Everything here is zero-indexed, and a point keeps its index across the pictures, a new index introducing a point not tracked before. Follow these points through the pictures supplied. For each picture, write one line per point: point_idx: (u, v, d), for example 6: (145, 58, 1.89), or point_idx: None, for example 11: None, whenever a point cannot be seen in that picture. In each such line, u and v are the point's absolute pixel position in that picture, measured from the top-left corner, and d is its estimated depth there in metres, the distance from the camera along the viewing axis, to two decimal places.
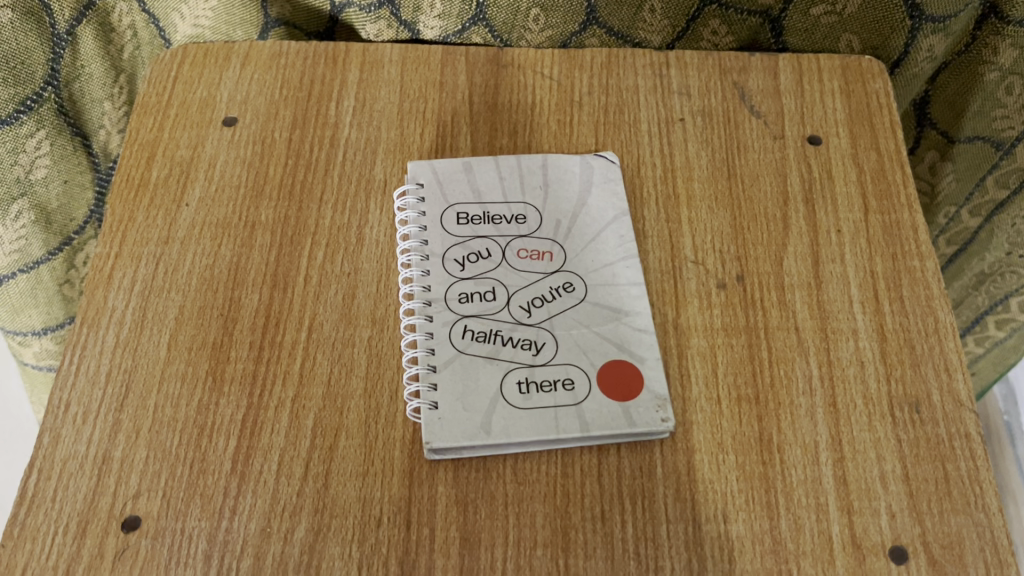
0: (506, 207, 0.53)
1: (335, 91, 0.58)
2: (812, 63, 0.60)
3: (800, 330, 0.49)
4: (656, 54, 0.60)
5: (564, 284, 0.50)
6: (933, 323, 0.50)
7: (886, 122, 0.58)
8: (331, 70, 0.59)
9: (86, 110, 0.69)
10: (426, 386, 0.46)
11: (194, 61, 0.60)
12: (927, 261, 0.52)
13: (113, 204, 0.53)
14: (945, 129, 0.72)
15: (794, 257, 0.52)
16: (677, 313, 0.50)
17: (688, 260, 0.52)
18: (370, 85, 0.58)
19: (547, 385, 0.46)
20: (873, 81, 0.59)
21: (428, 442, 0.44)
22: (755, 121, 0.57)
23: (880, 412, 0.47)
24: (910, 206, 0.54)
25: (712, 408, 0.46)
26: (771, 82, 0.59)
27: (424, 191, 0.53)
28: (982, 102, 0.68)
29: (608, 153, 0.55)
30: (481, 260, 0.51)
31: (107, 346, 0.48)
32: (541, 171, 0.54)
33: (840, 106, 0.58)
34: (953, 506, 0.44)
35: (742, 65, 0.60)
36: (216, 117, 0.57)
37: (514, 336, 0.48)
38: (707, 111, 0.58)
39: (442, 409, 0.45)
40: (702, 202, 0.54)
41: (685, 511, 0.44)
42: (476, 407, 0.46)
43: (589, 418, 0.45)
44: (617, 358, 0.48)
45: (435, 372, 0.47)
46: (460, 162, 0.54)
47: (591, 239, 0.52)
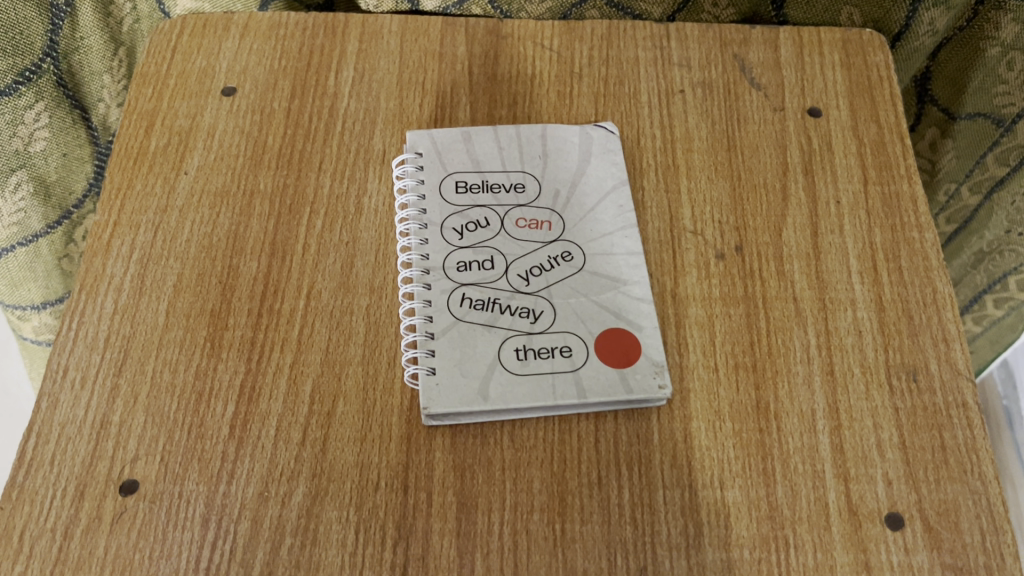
0: (505, 176, 0.53)
1: (334, 62, 0.58)
2: (813, 36, 0.60)
3: (799, 299, 0.49)
4: (656, 26, 0.60)
5: (563, 253, 0.50)
6: (932, 293, 0.50)
7: (887, 94, 0.57)
8: (331, 41, 0.59)
9: (86, 83, 0.68)
10: (424, 353, 0.46)
11: (194, 31, 0.59)
12: (927, 233, 0.52)
13: (112, 172, 0.53)
14: (946, 106, 0.72)
15: (793, 228, 0.52)
16: (675, 283, 0.50)
17: (687, 230, 0.51)
18: (369, 56, 0.58)
19: (545, 353, 0.46)
20: (874, 55, 0.59)
21: (426, 408, 0.44)
22: (756, 93, 0.57)
23: (878, 381, 0.47)
24: (909, 178, 0.54)
25: (710, 376, 0.47)
26: (771, 55, 0.59)
27: (423, 160, 0.53)
28: (984, 78, 0.68)
29: (607, 123, 0.55)
30: (480, 228, 0.51)
31: (106, 312, 0.48)
32: (541, 141, 0.54)
33: (840, 79, 0.58)
34: (950, 474, 0.44)
35: (742, 37, 0.59)
36: (215, 87, 0.57)
37: (512, 304, 0.48)
38: (707, 83, 0.57)
39: (440, 375, 0.45)
40: (702, 173, 0.54)
41: (682, 478, 0.44)
42: (474, 374, 0.46)
43: (586, 385, 0.46)
44: (615, 326, 0.48)
45: (433, 339, 0.47)
46: (459, 132, 0.54)
47: (590, 209, 0.52)
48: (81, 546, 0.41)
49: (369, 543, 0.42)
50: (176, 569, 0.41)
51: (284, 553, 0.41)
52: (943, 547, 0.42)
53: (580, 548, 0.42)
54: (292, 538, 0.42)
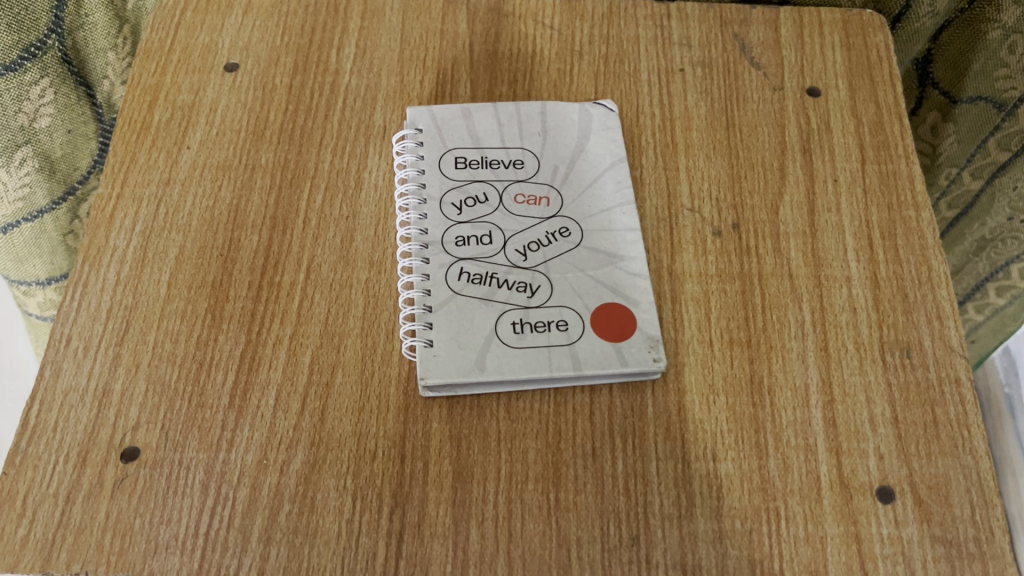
0: (504, 152, 0.53)
1: (336, 39, 0.58)
2: (813, 16, 0.60)
3: (794, 276, 0.49)
4: (657, 6, 0.60)
5: (561, 229, 0.51)
6: (927, 272, 0.50)
7: (886, 75, 0.58)
8: (333, 18, 0.59)
9: (91, 59, 0.69)
10: (421, 325, 0.47)
11: (197, 8, 0.60)
12: (923, 212, 0.52)
13: (115, 146, 0.53)
14: (947, 89, 0.72)
15: (790, 206, 0.52)
16: (672, 259, 0.50)
17: (684, 207, 0.52)
18: (371, 33, 0.59)
19: (541, 326, 0.47)
20: (874, 35, 0.59)
21: (423, 379, 0.45)
22: (756, 73, 0.57)
23: (872, 357, 0.47)
24: (907, 157, 0.54)
25: (705, 351, 0.47)
26: (771, 35, 0.59)
27: (423, 136, 0.54)
28: (985, 62, 0.68)
29: (606, 101, 0.55)
30: (479, 204, 0.51)
31: (108, 282, 0.49)
32: (540, 118, 0.55)
33: (840, 59, 0.58)
34: (941, 449, 0.45)
35: (743, 17, 0.60)
36: (218, 63, 0.57)
37: (509, 278, 0.48)
38: (707, 62, 0.58)
39: (437, 348, 0.46)
40: (700, 151, 0.54)
41: (675, 450, 0.44)
42: (471, 346, 0.46)
43: (582, 358, 0.46)
44: (611, 301, 0.48)
45: (431, 312, 0.47)
46: (459, 108, 0.55)
47: (588, 186, 0.52)
48: (82, 511, 0.42)
49: (365, 510, 0.42)
50: (175, 534, 0.41)
51: (282, 519, 0.42)
52: (933, 520, 0.43)
53: (573, 517, 0.42)
54: (290, 505, 0.42)
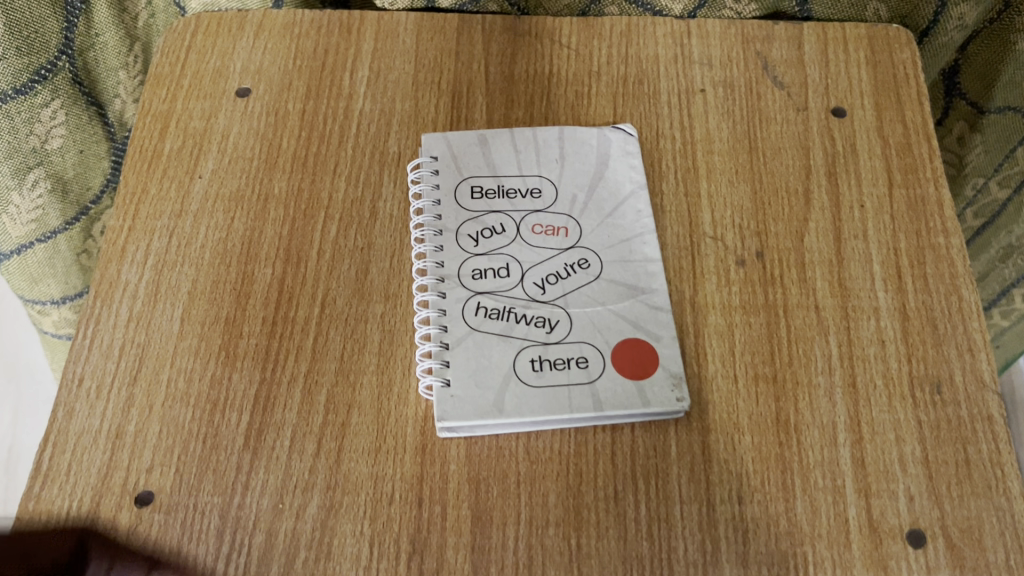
0: (521, 181, 0.52)
1: (349, 62, 0.57)
2: (838, 32, 0.58)
3: (820, 307, 0.48)
4: (677, 23, 0.58)
5: (579, 260, 0.50)
6: (958, 302, 0.48)
7: (913, 93, 0.56)
8: (346, 40, 0.58)
9: (102, 79, 0.69)
10: (438, 363, 0.46)
11: (208, 30, 0.59)
12: (953, 238, 0.50)
13: (127, 176, 0.53)
14: (974, 99, 0.71)
15: (815, 233, 0.51)
16: (694, 290, 0.49)
17: (706, 235, 0.51)
18: (384, 55, 0.57)
19: (561, 363, 0.46)
20: (901, 52, 0.57)
21: (440, 420, 0.44)
22: (779, 93, 0.56)
23: (901, 393, 0.46)
24: (936, 180, 0.52)
25: (729, 388, 0.46)
26: (795, 52, 0.57)
27: (439, 164, 0.53)
28: (1015, 72, 0.66)
29: (626, 125, 0.54)
30: (495, 235, 0.50)
31: (121, 319, 0.48)
32: (558, 144, 0.54)
33: (866, 77, 0.56)
34: (974, 490, 0.43)
35: (766, 33, 0.58)
36: (229, 88, 0.56)
37: (528, 313, 0.48)
38: (729, 81, 0.56)
39: (454, 386, 0.45)
40: (722, 176, 0.53)
41: (700, 492, 0.43)
42: (489, 384, 0.45)
43: (602, 396, 0.45)
44: (633, 336, 0.47)
45: (448, 350, 0.46)
46: (475, 135, 0.54)
47: (607, 214, 0.51)
48: None
49: (383, 556, 0.41)
50: None
51: (298, 567, 0.41)
52: (966, 565, 0.42)
53: (595, 563, 0.41)
54: (307, 551, 0.42)
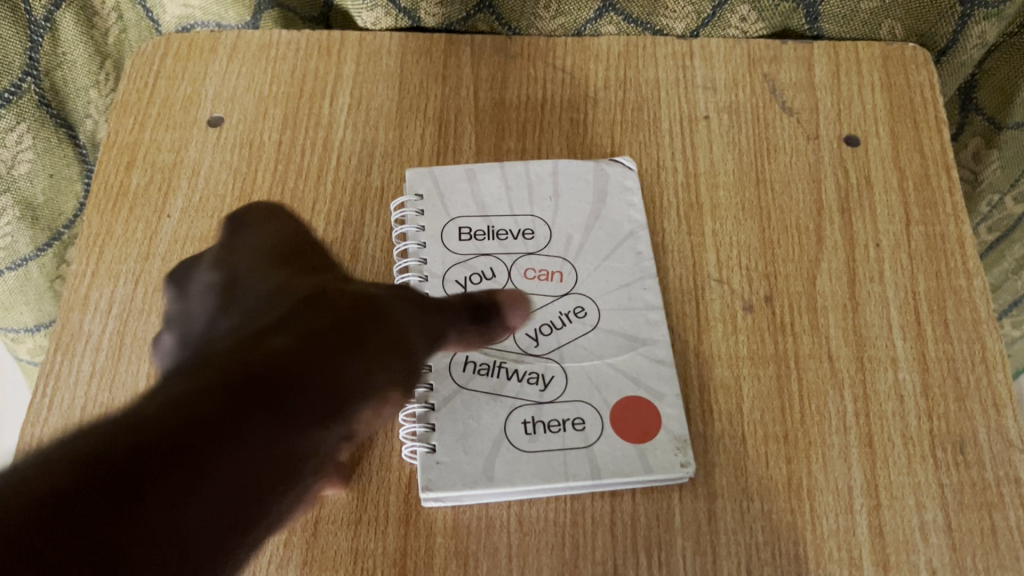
0: (513, 221, 0.49)
1: (329, 87, 0.54)
2: (850, 53, 0.54)
3: (834, 358, 0.45)
4: (679, 44, 0.55)
5: (575, 308, 0.46)
6: (981, 351, 0.45)
7: (931, 118, 0.52)
8: (325, 63, 0.54)
9: (71, 100, 0.65)
10: (424, 428, 0.42)
11: (178, 53, 0.55)
12: (975, 280, 0.47)
13: (90, 215, 0.49)
14: (992, 115, 0.67)
15: (828, 275, 0.47)
16: (698, 340, 0.46)
17: (711, 278, 0.47)
18: (367, 80, 0.54)
19: (556, 426, 0.43)
20: (918, 73, 0.54)
21: (426, 489, 0.41)
22: (787, 120, 0.52)
23: (921, 453, 0.43)
24: (956, 216, 0.49)
25: (736, 448, 0.43)
26: (805, 74, 0.54)
27: (424, 202, 0.49)
28: None
29: (624, 157, 0.51)
30: (486, 281, 0.46)
31: (82, 375, 0.44)
32: (552, 179, 0.50)
33: (880, 101, 0.53)
34: (1001, 562, 0.40)
35: (773, 54, 0.54)
36: (201, 117, 0.53)
37: (520, 369, 0.44)
38: (734, 107, 0.53)
39: (440, 454, 0.41)
40: (727, 212, 0.49)
41: (706, 566, 0.40)
42: (478, 451, 0.42)
43: (601, 463, 0.42)
44: (633, 395, 0.44)
45: (434, 412, 0.43)
46: (463, 170, 0.50)
47: (606, 257, 0.48)
48: None
49: None
50: None
51: None
52: None
53: None
54: None
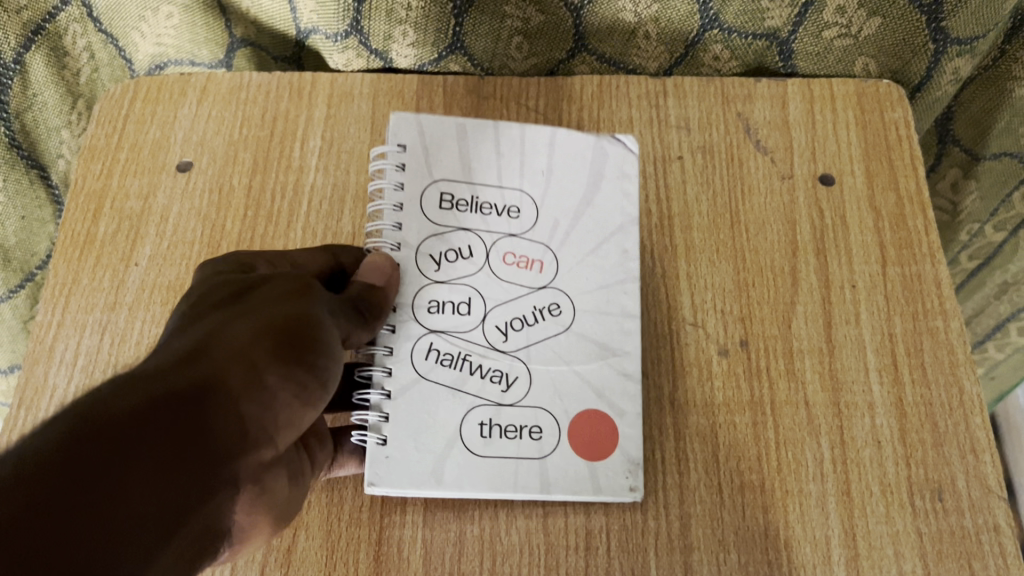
0: (499, 194, 0.46)
1: (300, 130, 0.53)
2: (824, 90, 0.54)
3: (810, 404, 0.44)
4: (653, 82, 0.55)
5: (550, 304, 0.45)
6: (958, 395, 0.45)
7: (907, 157, 0.52)
8: (296, 105, 0.54)
9: (42, 140, 0.64)
10: (377, 417, 0.41)
11: (147, 96, 0.54)
12: (952, 321, 0.46)
13: (56, 265, 0.48)
14: (969, 146, 0.67)
15: (804, 318, 0.47)
16: (674, 386, 0.45)
17: (686, 322, 0.47)
18: (338, 122, 0.53)
19: (512, 431, 0.42)
20: (892, 111, 0.53)
21: (371, 483, 0.40)
22: (762, 159, 0.52)
23: (899, 501, 0.42)
24: (933, 256, 0.48)
25: (713, 499, 0.42)
26: (779, 113, 0.53)
27: (407, 155, 0.46)
28: (1010, 118, 0.63)
29: (626, 138, 0.49)
30: (461, 260, 0.45)
31: None
32: (547, 153, 0.48)
33: (855, 139, 0.53)
34: None
35: (747, 92, 0.54)
36: (170, 162, 0.52)
37: (484, 364, 0.43)
38: (708, 147, 0.52)
39: (391, 448, 0.41)
40: (702, 254, 0.49)
41: None
42: (430, 449, 0.41)
43: (552, 477, 0.42)
44: (594, 408, 0.43)
45: (390, 400, 0.42)
46: (454, 124, 0.47)
47: (590, 250, 0.47)
48: None
49: None
50: None
51: None
52: None
53: None
54: None
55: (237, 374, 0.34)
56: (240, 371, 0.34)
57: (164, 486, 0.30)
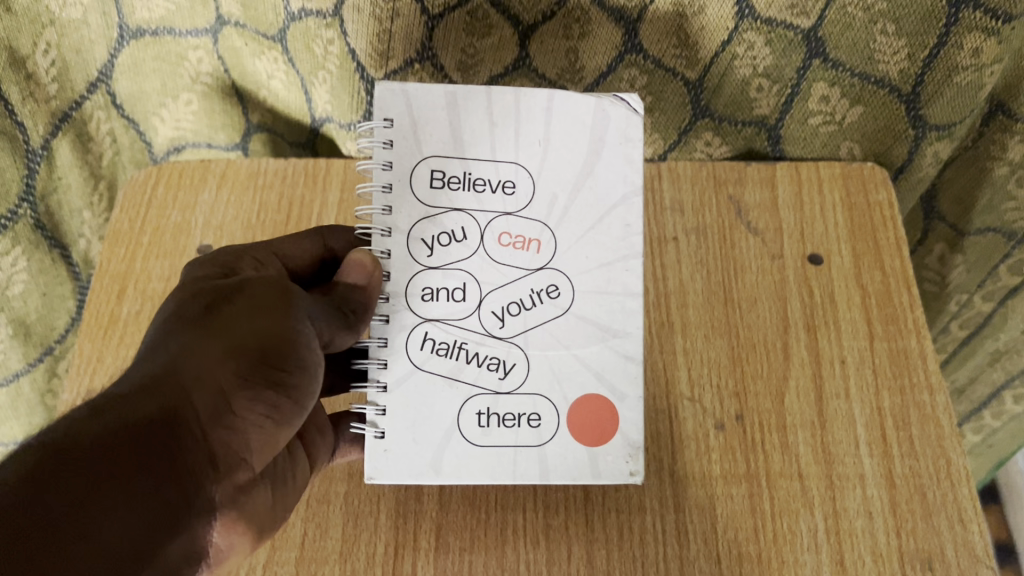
0: (493, 168, 0.42)
1: (314, 214, 0.56)
2: (812, 173, 0.57)
3: (804, 476, 0.46)
4: (649, 165, 0.58)
5: (548, 287, 0.42)
6: (946, 467, 0.46)
7: (891, 237, 0.54)
8: (311, 190, 0.57)
9: (65, 221, 0.67)
10: (374, 411, 0.42)
11: (169, 181, 0.57)
12: (938, 395, 0.48)
13: (81, 344, 0.51)
14: (953, 222, 0.70)
15: (796, 393, 0.49)
16: (673, 459, 0.47)
17: (683, 396, 0.49)
18: (351, 206, 0.56)
19: (510, 420, 0.43)
20: (876, 193, 0.56)
21: (371, 478, 0.42)
22: (753, 240, 0.55)
23: (891, 571, 0.44)
24: (918, 333, 0.51)
25: (712, 569, 0.44)
26: (769, 195, 0.56)
27: (394, 131, 0.42)
28: (992, 196, 0.66)
29: (631, 97, 0.43)
30: (454, 243, 0.42)
31: None
32: (546, 117, 0.42)
33: (842, 220, 0.55)
34: None
35: (738, 176, 0.57)
36: (191, 245, 0.55)
37: (480, 352, 0.42)
38: (702, 228, 0.55)
39: (388, 443, 0.42)
40: (698, 330, 0.51)
41: None
42: (429, 440, 0.42)
43: (550, 464, 0.43)
44: (595, 392, 0.43)
45: (387, 393, 0.42)
46: (444, 92, 0.42)
47: (591, 227, 0.43)
48: None
49: None
50: None
51: None
52: None
53: None
54: None
55: (205, 403, 0.36)
56: (204, 396, 0.36)
57: (131, 516, 0.32)
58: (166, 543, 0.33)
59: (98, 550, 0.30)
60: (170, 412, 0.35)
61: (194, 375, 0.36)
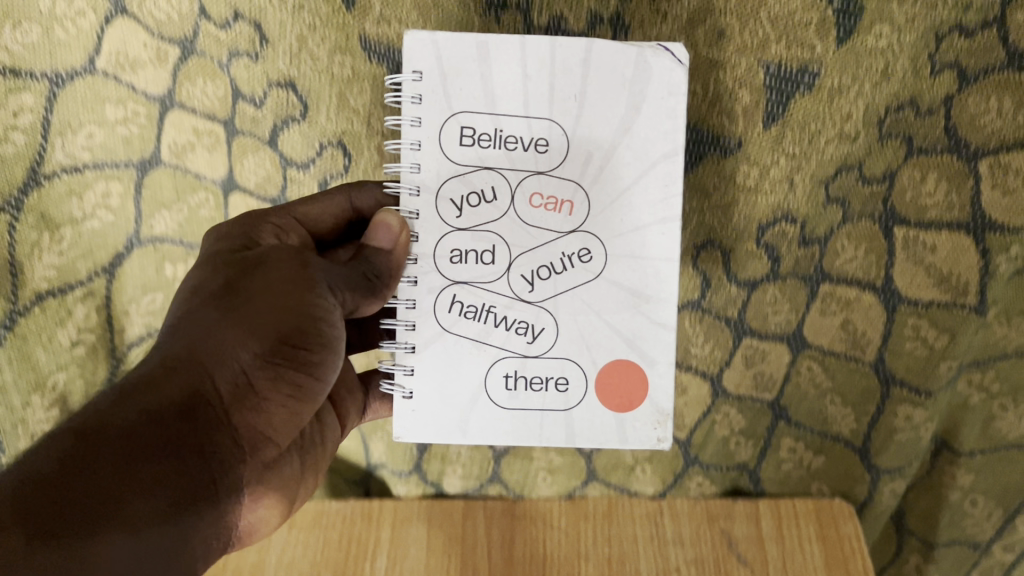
0: (525, 126, 0.48)
1: (370, 552, 0.65)
2: (788, 507, 0.67)
3: None
4: (651, 502, 0.69)
5: (579, 249, 0.50)
6: None
7: (862, 566, 0.63)
8: (367, 529, 0.67)
9: None
10: (405, 371, 0.51)
11: None
12: None
13: None
14: (922, 536, 0.78)
15: None
16: None
17: None
18: (401, 543, 0.66)
19: (537, 384, 0.52)
20: (845, 524, 0.66)
21: (401, 436, 0.52)
22: (744, 569, 0.64)
23: None
24: None
25: None
26: (754, 529, 0.66)
27: (424, 85, 0.47)
28: (952, 515, 0.75)
29: (674, 48, 0.47)
30: (484, 205, 0.49)
31: None
32: (580, 70, 0.47)
33: (818, 552, 0.64)
34: None
35: (727, 511, 0.67)
36: None
37: (509, 317, 0.51)
38: (699, 560, 0.65)
39: (417, 405, 0.52)
40: None
41: None
42: (457, 402, 0.52)
43: (575, 427, 0.52)
44: (622, 356, 0.51)
45: (417, 355, 0.51)
46: (474, 43, 0.47)
47: (622, 187, 0.49)
48: None
49: None
50: None
51: None
52: None
53: None
54: None
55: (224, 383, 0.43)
56: (226, 377, 0.43)
57: (157, 494, 0.38)
58: (185, 524, 0.40)
59: (126, 528, 0.36)
60: (190, 397, 0.41)
61: (215, 359, 0.42)
